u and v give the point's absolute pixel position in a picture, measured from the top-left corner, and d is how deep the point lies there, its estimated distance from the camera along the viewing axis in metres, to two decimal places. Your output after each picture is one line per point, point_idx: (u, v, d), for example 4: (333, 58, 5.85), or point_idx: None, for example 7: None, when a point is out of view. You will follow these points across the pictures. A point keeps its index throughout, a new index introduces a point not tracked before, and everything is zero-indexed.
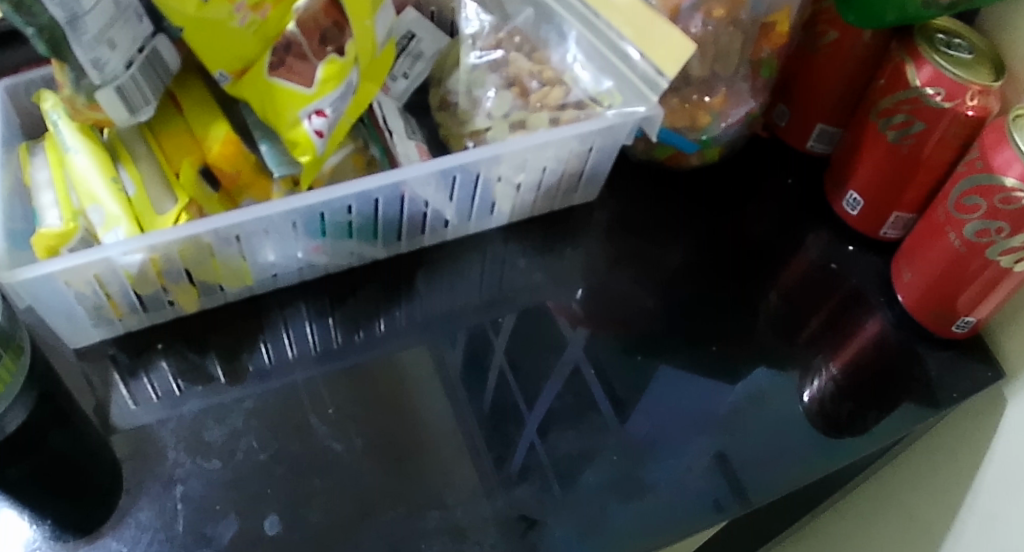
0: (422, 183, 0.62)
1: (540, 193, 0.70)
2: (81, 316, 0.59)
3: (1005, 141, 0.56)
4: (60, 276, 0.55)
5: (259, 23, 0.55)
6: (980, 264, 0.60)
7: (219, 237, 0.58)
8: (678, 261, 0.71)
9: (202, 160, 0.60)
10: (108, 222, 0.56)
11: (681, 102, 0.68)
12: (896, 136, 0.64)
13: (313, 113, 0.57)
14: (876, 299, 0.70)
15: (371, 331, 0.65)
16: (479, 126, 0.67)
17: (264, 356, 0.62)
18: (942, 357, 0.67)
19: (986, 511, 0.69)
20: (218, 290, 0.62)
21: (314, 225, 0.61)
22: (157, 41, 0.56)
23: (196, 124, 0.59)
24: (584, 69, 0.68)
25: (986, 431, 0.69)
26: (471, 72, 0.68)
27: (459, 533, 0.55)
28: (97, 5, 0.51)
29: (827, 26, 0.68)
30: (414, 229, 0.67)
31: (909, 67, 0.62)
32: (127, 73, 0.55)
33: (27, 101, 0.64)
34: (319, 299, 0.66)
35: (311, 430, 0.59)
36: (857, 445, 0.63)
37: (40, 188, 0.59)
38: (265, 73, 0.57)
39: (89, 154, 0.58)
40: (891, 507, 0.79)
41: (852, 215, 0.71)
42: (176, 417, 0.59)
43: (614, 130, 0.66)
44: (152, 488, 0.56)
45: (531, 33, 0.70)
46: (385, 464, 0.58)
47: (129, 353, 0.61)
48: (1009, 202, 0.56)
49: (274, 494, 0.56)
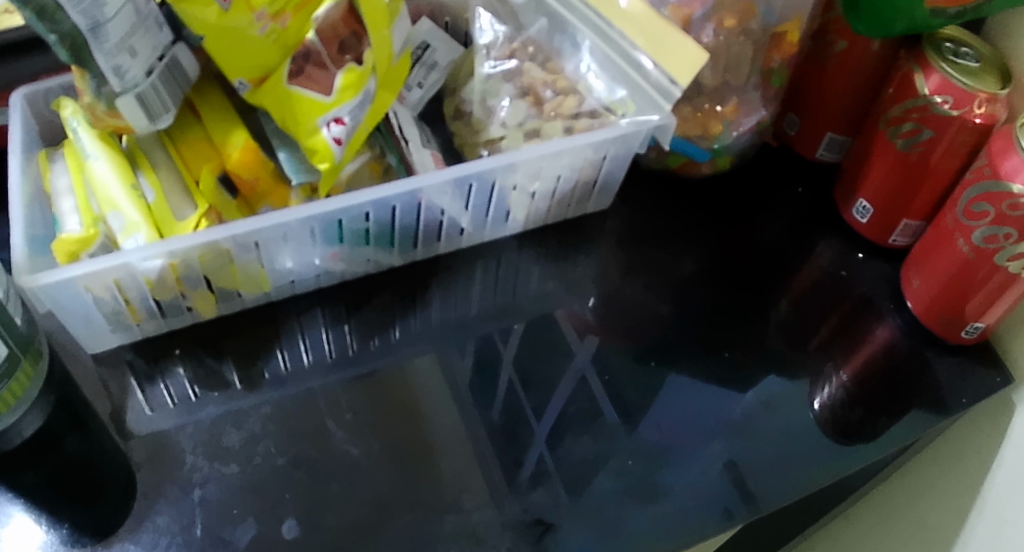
0: (439, 191, 0.63)
1: (554, 202, 0.70)
2: (99, 321, 0.59)
3: (1012, 148, 0.57)
4: (81, 281, 0.55)
5: (279, 31, 0.56)
6: (989, 270, 0.60)
7: (238, 243, 0.59)
8: (690, 269, 0.72)
9: (221, 167, 0.60)
10: (128, 229, 0.57)
11: (692, 111, 0.69)
12: (906, 144, 0.65)
13: (332, 121, 0.58)
14: (886, 305, 0.71)
15: (386, 338, 0.65)
16: (493, 135, 0.68)
17: (281, 363, 0.63)
18: (951, 363, 0.68)
19: (996, 516, 0.69)
20: (236, 296, 0.63)
21: (332, 232, 0.61)
22: (176, 49, 0.57)
23: (216, 132, 0.60)
24: (597, 78, 0.69)
25: (995, 436, 0.69)
26: (485, 82, 0.69)
27: (476, 538, 0.56)
28: (119, 13, 0.52)
29: (836, 35, 0.69)
30: (430, 237, 0.67)
31: (918, 76, 0.63)
32: (147, 81, 0.56)
33: (45, 108, 0.64)
34: (334, 306, 0.66)
35: (328, 435, 0.59)
36: (869, 450, 0.63)
37: (60, 195, 0.59)
38: (284, 81, 0.57)
39: (109, 161, 0.58)
40: (901, 514, 0.79)
41: (861, 223, 0.72)
42: (194, 423, 0.59)
43: (627, 138, 0.67)
44: (170, 492, 0.56)
45: (544, 42, 0.71)
46: (402, 470, 0.58)
47: (146, 358, 0.62)
48: (1016, 209, 0.57)
49: (291, 499, 0.56)
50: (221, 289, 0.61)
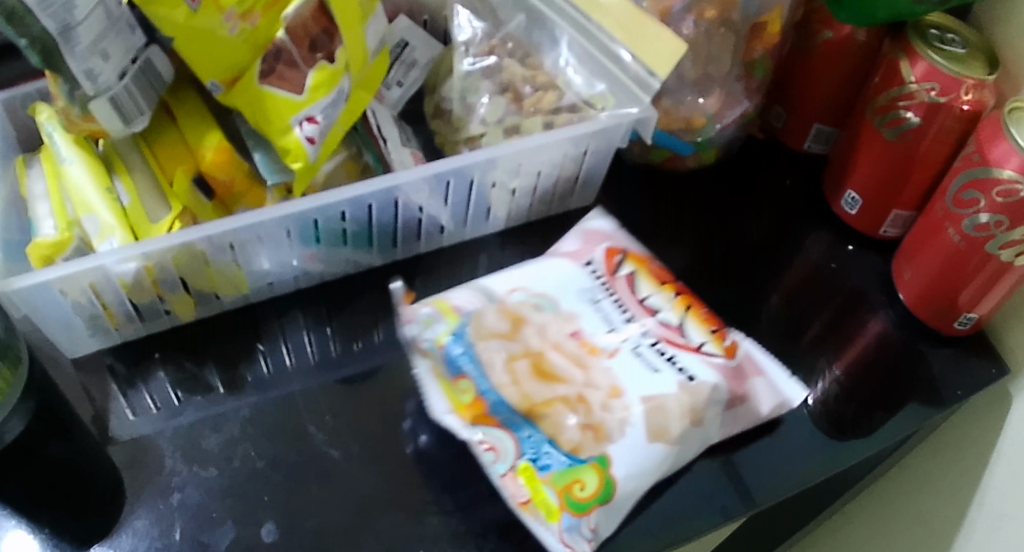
0: (416, 189, 0.63)
1: (536, 199, 0.69)
2: (78, 326, 0.59)
3: (1001, 134, 0.56)
4: (56, 284, 0.55)
5: (249, 31, 0.56)
6: (981, 259, 0.59)
7: (213, 245, 0.58)
8: (677, 265, 0.71)
9: (195, 168, 0.60)
10: (103, 231, 0.57)
11: (676, 104, 0.68)
12: (892, 132, 0.63)
13: (305, 120, 0.57)
14: (878, 298, 0.69)
15: (369, 339, 0.65)
16: (474, 132, 0.67)
17: (262, 366, 0.62)
18: (945, 355, 0.66)
19: (995, 511, 0.68)
20: (214, 298, 0.62)
21: (308, 232, 0.61)
22: (150, 52, 0.57)
23: (191, 134, 0.60)
24: (576, 72, 0.69)
25: (992, 429, 0.68)
26: (465, 79, 0.69)
27: (458, 539, 0.55)
28: (89, 15, 0.51)
29: (821, 25, 0.68)
30: (410, 235, 0.67)
31: (903, 63, 0.61)
32: (121, 84, 0.55)
33: (24, 114, 0.64)
34: (316, 308, 0.66)
35: (308, 437, 0.59)
36: (862, 446, 0.62)
37: (35, 199, 0.59)
38: (256, 81, 0.57)
39: (84, 165, 0.58)
40: (901, 511, 0.78)
41: (850, 214, 0.71)
42: (174, 427, 0.59)
43: (608, 132, 0.66)
44: (149, 496, 0.55)
45: (522, 38, 0.71)
46: (383, 471, 0.57)
47: (126, 362, 0.61)
48: (1009, 195, 0.55)
49: (271, 502, 0.56)
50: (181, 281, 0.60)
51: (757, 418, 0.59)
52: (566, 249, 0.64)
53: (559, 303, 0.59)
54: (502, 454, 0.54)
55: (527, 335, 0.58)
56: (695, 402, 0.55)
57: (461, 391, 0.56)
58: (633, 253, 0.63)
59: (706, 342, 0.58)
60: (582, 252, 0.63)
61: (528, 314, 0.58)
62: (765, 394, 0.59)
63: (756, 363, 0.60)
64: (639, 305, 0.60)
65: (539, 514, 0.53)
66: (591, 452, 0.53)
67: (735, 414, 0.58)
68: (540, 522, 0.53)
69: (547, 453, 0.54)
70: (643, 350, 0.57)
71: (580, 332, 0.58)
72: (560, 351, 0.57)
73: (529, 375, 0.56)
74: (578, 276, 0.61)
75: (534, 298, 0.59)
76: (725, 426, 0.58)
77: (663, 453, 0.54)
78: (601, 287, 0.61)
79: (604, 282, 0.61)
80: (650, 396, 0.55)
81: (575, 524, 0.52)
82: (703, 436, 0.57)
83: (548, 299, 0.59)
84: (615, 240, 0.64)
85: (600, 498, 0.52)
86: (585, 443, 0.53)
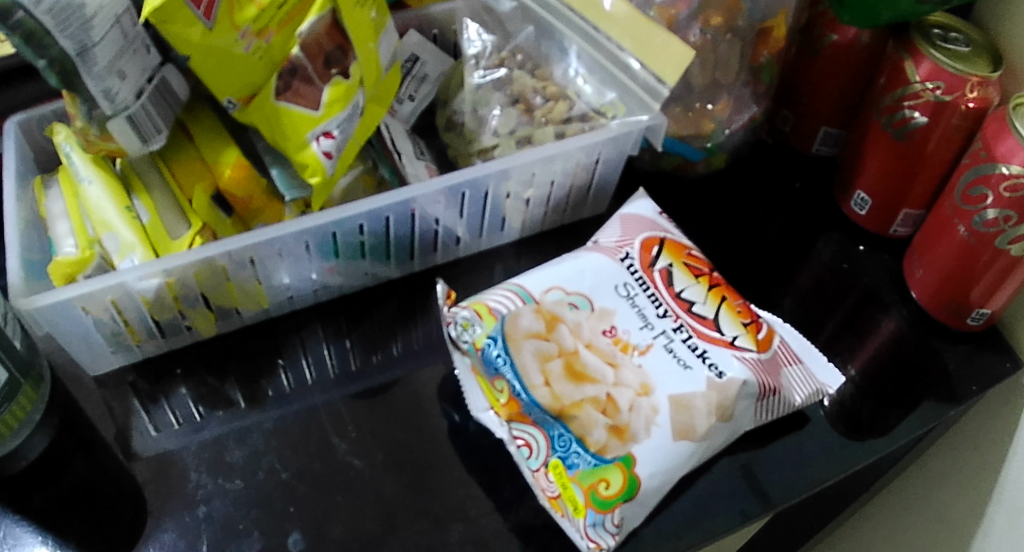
0: (431, 201, 0.63)
1: (550, 208, 0.70)
2: (100, 343, 0.60)
3: (1006, 130, 0.56)
4: (77, 301, 0.56)
5: (264, 48, 0.56)
6: (991, 254, 0.59)
7: (233, 260, 0.59)
8: None
9: (213, 185, 0.61)
10: (123, 249, 0.58)
11: (683, 111, 0.69)
12: (898, 132, 0.64)
13: (322, 134, 0.59)
14: (890, 297, 0.70)
15: (388, 352, 0.65)
16: (486, 144, 0.68)
17: (284, 381, 0.63)
18: (959, 351, 0.67)
19: (1012, 506, 0.68)
20: (234, 314, 0.63)
21: (327, 246, 0.62)
22: (166, 71, 0.58)
23: (208, 151, 0.61)
24: (586, 82, 0.70)
25: (1008, 424, 0.67)
26: (476, 91, 0.70)
27: (482, 544, 0.55)
28: (106, 35, 0.52)
29: (825, 29, 0.69)
30: (426, 247, 0.67)
31: (908, 63, 0.62)
32: (138, 102, 0.56)
33: (39, 134, 0.65)
34: (334, 321, 0.66)
35: (332, 447, 0.59)
36: (880, 444, 0.62)
37: (56, 219, 0.60)
38: (272, 98, 0.58)
39: (103, 184, 0.59)
40: (922, 505, 0.78)
41: (861, 215, 0.71)
42: (197, 442, 0.59)
43: (619, 140, 0.67)
44: (175, 510, 0.56)
45: (532, 50, 0.72)
46: (406, 480, 0.58)
47: (148, 379, 0.62)
48: (1014, 189, 0.56)
49: (296, 512, 0.56)
50: (219, 289, 0.61)
51: (792, 406, 0.60)
52: (606, 240, 0.63)
53: (595, 299, 0.59)
54: (536, 450, 0.56)
55: (561, 335, 0.57)
56: (723, 399, 0.55)
57: (497, 388, 0.57)
58: (669, 243, 0.63)
59: (738, 335, 0.58)
60: (618, 244, 0.62)
61: (565, 314, 0.58)
62: (799, 382, 0.60)
63: (792, 350, 0.62)
64: (673, 298, 0.60)
65: (568, 510, 0.54)
66: (615, 452, 0.54)
67: (770, 403, 0.58)
68: (568, 517, 0.54)
69: (576, 453, 0.54)
70: (674, 346, 0.57)
71: (614, 329, 0.58)
72: (593, 350, 0.57)
73: (562, 375, 0.56)
74: (613, 270, 0.60)
75: (570, 297, 0.59)
76: (760, 415, 0.59)
77: (689, 450, 0.55)
78: (637, 281, 0.60)
79: (639, 276, 0.60)
80: (677, 395, 0.55)
81: (599, 520, 0.53)
82: (732, 429, 0.57)
83: (585, 296, 0.59)
84: (654, 228, 0.63)
85: (624, 496, 0.53)
86: (611, 444, 0.54)
